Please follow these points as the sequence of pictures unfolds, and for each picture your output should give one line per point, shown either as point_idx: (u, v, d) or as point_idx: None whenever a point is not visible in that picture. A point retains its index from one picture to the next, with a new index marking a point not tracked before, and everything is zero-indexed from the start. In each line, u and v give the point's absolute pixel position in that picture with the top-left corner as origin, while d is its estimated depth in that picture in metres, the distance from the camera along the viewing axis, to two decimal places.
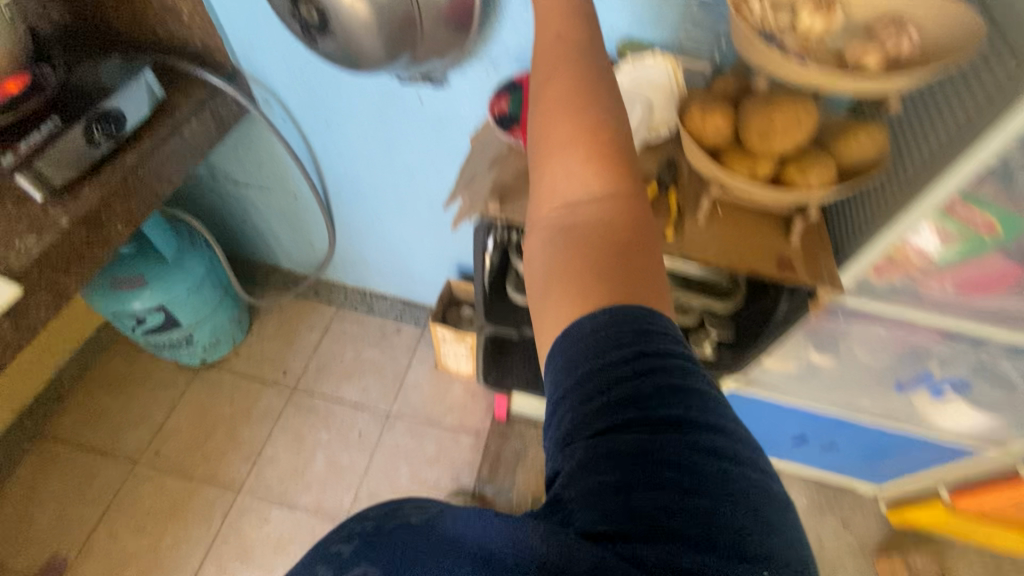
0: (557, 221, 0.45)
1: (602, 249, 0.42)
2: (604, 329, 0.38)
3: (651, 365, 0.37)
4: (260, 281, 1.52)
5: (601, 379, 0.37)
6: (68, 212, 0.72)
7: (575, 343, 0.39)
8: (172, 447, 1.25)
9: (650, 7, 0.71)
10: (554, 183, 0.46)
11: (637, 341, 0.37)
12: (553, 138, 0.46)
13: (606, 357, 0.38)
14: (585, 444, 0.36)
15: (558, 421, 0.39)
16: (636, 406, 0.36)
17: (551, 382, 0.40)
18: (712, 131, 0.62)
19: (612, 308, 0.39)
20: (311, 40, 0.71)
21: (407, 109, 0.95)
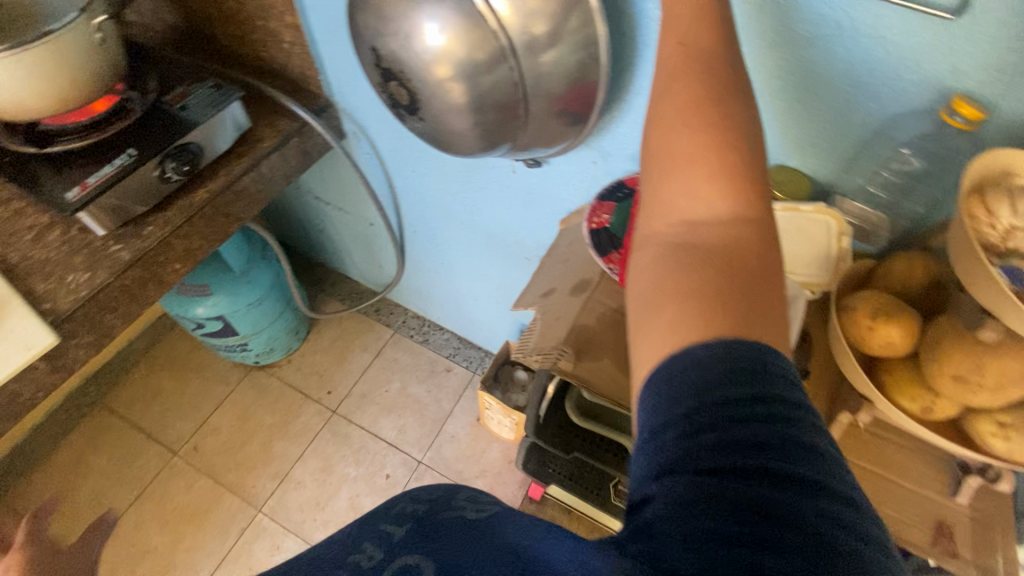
0: (670, 237, 0.35)
1: (721, 272, 0.32)
2: (726, 360, 0.28)
3: (781, 408, 0.27)
4: (327, 289, 1.48)
5: (714, 414, 0.27)
6: (128, 249, 0.70)
7: (681, 373, 0.28)
8: (211, 446, 1.29)
9: (826, 135, 0.54)
10: (670, 197, 0.36)
11: (761, 383, 0.28)
12: (674, 154, 0.36)
13: (724, 392, 0.27)
14: (684, 484, 0.26)
15: (643, 457, 0.28)
16: (757, 453, 0.26)
17: (639, 409, 0.30)
18: (880, 345, 0.46)
19: (731, 338, 0.29)
20: (399, 114, 0.61)
21: (496, 174, 0.84)
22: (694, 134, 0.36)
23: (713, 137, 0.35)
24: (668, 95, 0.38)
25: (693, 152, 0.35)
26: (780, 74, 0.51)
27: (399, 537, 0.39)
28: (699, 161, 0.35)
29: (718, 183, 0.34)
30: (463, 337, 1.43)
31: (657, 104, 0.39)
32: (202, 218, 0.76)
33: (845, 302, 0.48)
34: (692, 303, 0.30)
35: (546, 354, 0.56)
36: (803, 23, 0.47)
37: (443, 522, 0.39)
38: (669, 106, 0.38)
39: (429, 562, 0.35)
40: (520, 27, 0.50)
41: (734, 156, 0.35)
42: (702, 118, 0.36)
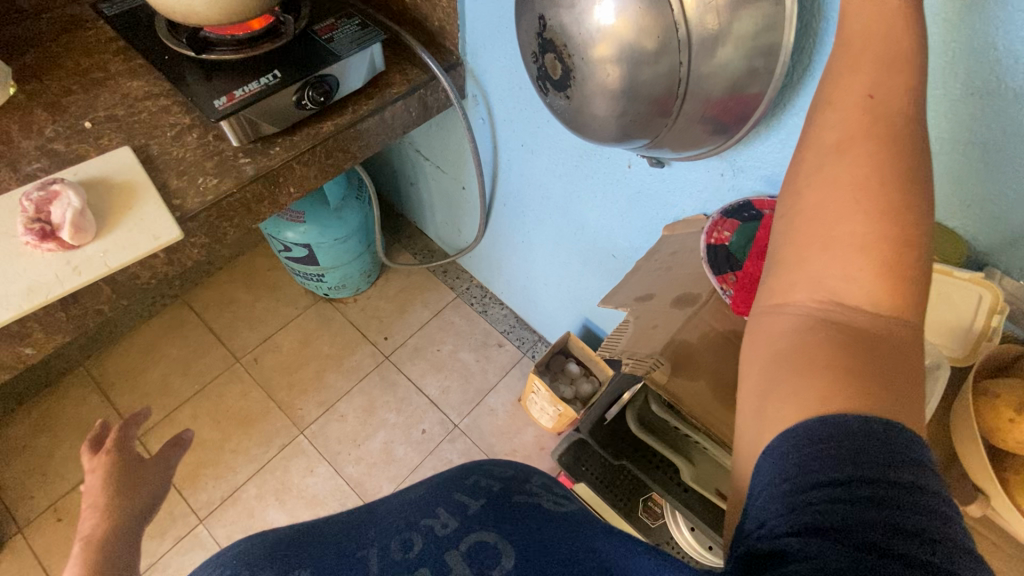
0: (814, 313, 0.33)
1: (872, 368, 0.30)
2: (885, 440, 0.28)
3: (936, 504, 0.27)
4: (402, 240, 1.52)
5: (869, 490, 0.27)
6: (256, 165, 0.73)
7: (835, 437, 0.28)
8: (270, 361, 1.36)
9: (998, 204, 0.49)
10: (818, 271, 0.34)
11: (916, 471, 0.27)
12: (831, 229, 0.33)
13: (880, 471, 0.27)
14: (834, 552, 0.25)
15: (780, 510, 0.28)
16: (911, 542, 0.26)
17: (777, 461, 0.29)
18: (1018, 441, 0.42)
19: (882, 419, 0.28)
20: (542, 89, 0.60)
21: (608, 166, 0.82)
22: (862, 219, 0.32)
23: (895, 181, 0.33)
24: (852, 123, 0.35)
25: (857, 238, 0.32)
26: (965, 127, 0.47)
27: (475, 510, 0.43)
28: (862, 251, 0.32)
29: (881, 279, 0.32)
30: (521, 317, 1.43)
31: (832, 133, 0.35)
32: (323, 149, 0.78)
33: (986, 385, 0.44)
34: (837, 399, 0.29)
35: (639, 360, 0.54)
36: (1014, 77, 0.43)
37: (518, 505, 0.45)
38: (842, 173, 0.34)
39: (510, 545, 0.40)
40: (701, 20, 0.47)
41: (913, 203, 0.32)
42: (885, 158, 0.33)
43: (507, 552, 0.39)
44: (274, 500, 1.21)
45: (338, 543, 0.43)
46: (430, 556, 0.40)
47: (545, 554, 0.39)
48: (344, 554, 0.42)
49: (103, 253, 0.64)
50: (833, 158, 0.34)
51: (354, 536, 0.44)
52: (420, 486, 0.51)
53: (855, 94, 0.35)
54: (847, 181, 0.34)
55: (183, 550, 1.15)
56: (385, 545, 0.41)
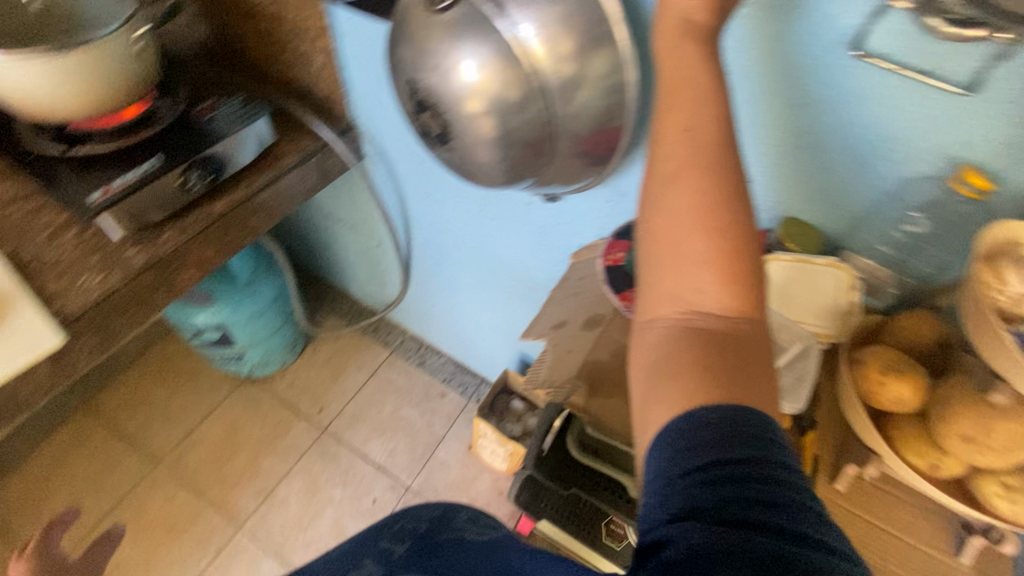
0: (677, 323, 0.36)
1: (728, 370, 0.34)
2: (736, 424, 0.31)
3: (784, 472, 0.31)
4: (326, 305, 1.48)
5: (727, 471, 0.30)
6: (143, 254, 0.70)
7: (696, 429, 0.31)
8: (195, 457, 1.26)
9: (836, 195, 0.56)
10: (674, 285, 0.37)
11: (763, 446, 0.31)
12: (677, 247, 0.37)
13: (734, 452, 0.31)
14: (703, 530, 0.29)
15: (661, 502, 0.31)
16: (764, 509, 0.29)
17: (655, 457, 0.32)
18: (891, 401, 0.47)
19: (736, 406, 0.32)
20: (427, 144, 0.63)
21: (511, 205, 0.86)
22: (700, 235, 0.36)
23: (719, 201, 0.37)
24: (678, 155, 0.39)
25: (697, 249, 0.37)
26: (794, 138, 0.55)
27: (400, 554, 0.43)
28: (706, 264, 0.36)
29: (722, 291, 0.36)
30: (460, 363, 1.42)
31: (666, 162, 0.39)
32: (219, 228, 0.76)
33: (857, 356, 0.49)
34: (702, 398, 0.32)
35: (557, 388, 0.58)
36: (820, 88, 0.51)
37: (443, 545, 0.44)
38: (678, 200, 0.37)
39: None
40: (555, 68, 0.52)
41: (739, 220, 0.37)
42: (710, 183, 0.37)
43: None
44: None
45: None
46: None
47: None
48: None
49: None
50: (672, 180, 0.38)
51: None
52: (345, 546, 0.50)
53: (673, 130, 0.39)
54: (689, 197, 0.37)
55: None
56: None
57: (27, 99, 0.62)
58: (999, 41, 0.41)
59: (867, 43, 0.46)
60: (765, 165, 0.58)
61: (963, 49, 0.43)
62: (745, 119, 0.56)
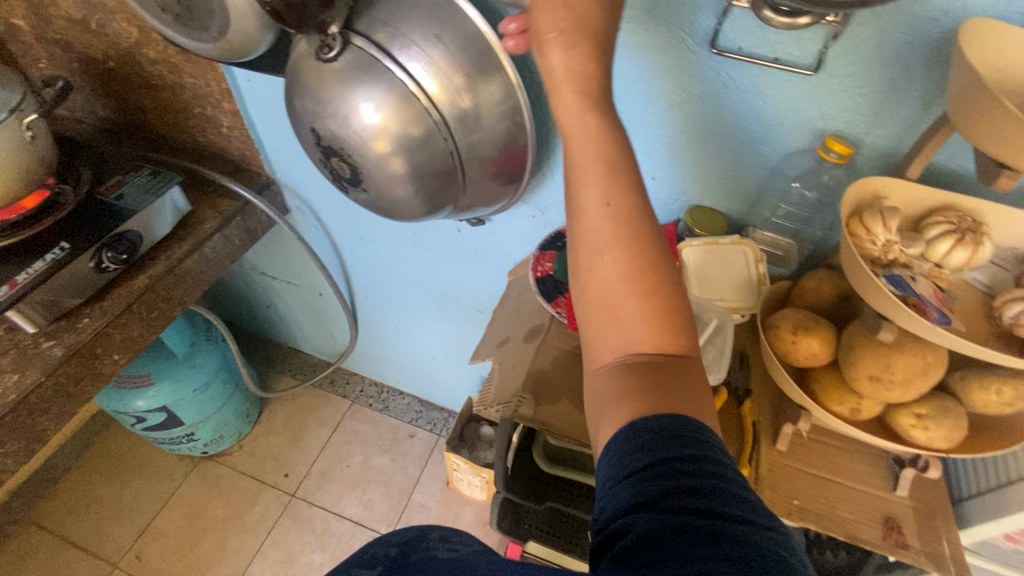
0: (621, 362, 0.38)
1: (680, 406, 0.36)
2: (673, 426, 0.34)
3: (723, 466, 0.33)
4: (277, 366, 1.44)
5: (667, 467, 0.32)
6: (63, 344, 0.67)
7: (636, 433, 0.34)
8: (156, 551, 1.18)
9: (730, 180, 0.61)
10: (613, 327, 0.39)
11: (700, 445, 0.34)
12: (617, 310, 0.38)
13: (672, 451, 0.33)
14: (645, 519, 0.31)
15: (612, 504, 0.33)
16: (702, 498, 0.31)
17: (606, 464, 0.35)
18: (805, 356, 0.51)
19: (676, 416, 0.35)
20: (342, 187, 0.64)
21: (442, 235, 0.87)
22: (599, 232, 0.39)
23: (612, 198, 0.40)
24: (599, 229, 0.39)
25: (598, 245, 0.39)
26: (684, 136, 0.60)
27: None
28: (639, 302, 0.38)
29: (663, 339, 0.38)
30: (424, 399, 1.41)
31: (588, 235, 0.39)
32: (142, 304, 0.74)
33: (770, 321, 0.53)
34: (646, 411, 0.36)
35: (506, 403, 0.58)
36: (694, 86, 0.55)
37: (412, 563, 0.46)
38: (607, 269, 0.38)
39: None
40: (451, 101, 0.55)
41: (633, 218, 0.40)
42: (636, 247, 0.38)
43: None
44: None
45: None
46: None
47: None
48: None
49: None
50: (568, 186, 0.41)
51: None
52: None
53: (594, 207, 0.38)
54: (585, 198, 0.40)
55: None
56: None
57: None
58: (829, 24, 0.46)
59: (722, 40, 0.51)
60: (666, 164, 0.63)
61: (801, 35, 0.48)
62: (637, 122, 0.60)
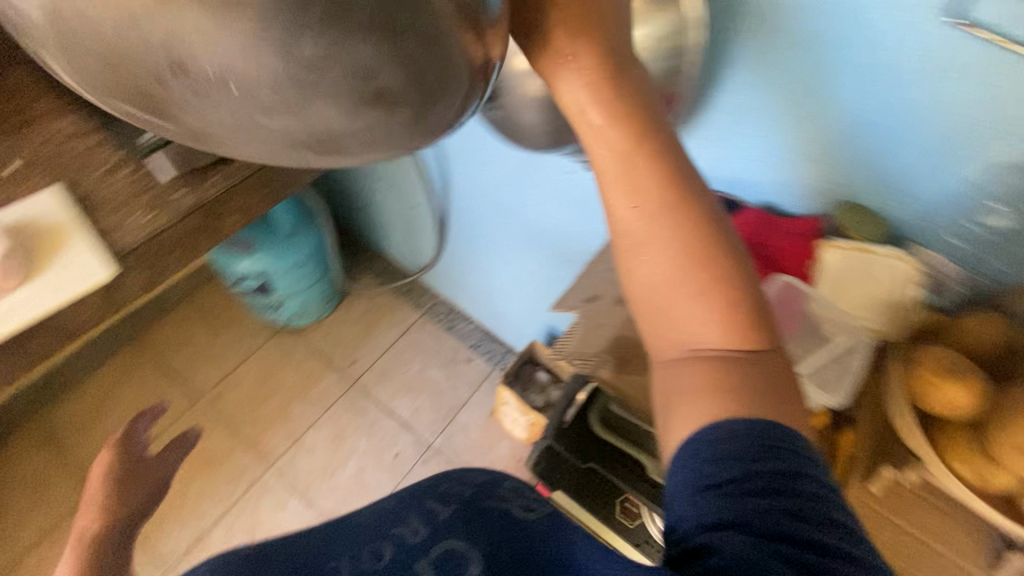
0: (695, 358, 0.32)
1: (753, 406, 0.31)
2: (770, 435, 0.30)
3: (815, 481, 0.29)
4: (361, 263, 1.51)
5: (763, 482, 0.28)
6: (191, 196, 0.71)
7: (725, 437, 0.29)
8: (232, 397, 1.32)
9: (912, 182, 0.52)
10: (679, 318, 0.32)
11: (798, 460, 0.29)
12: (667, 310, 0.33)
13: (770, 464, 0.29)
14: (741, 541, 0.27)
15: (691, 514, 0.29)
16: (804, 524, 0.28)
17: (681, 465, 0.30)
18: (943, 405, 0.44)
19: (771, 423, 0.30)
20: (473, 99, 0.61)
21: (553, 173, 0.83)
22: None
23: None
24: (625, 233, 0.32)
25: None
26: (822, 113, 0.53)
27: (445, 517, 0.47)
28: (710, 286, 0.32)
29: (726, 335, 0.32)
30: (488, 330, 1.43)
31: None
32: (262, 176, 0.78)
33: (912, 355, 0.46)
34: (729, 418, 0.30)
35: (587, 360, 0.57)
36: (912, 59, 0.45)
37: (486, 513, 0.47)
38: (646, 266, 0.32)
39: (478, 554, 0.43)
40: None
41: None
42: None
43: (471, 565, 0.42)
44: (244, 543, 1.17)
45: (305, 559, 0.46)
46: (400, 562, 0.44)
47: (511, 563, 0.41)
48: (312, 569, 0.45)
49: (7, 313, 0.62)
50: None
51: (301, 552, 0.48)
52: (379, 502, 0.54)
53: None
54: None
55: None
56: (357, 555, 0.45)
57: None
58: None
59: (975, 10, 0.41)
60: (795, 137, 0.56)
61: None
62: (820, 89, 0.51)
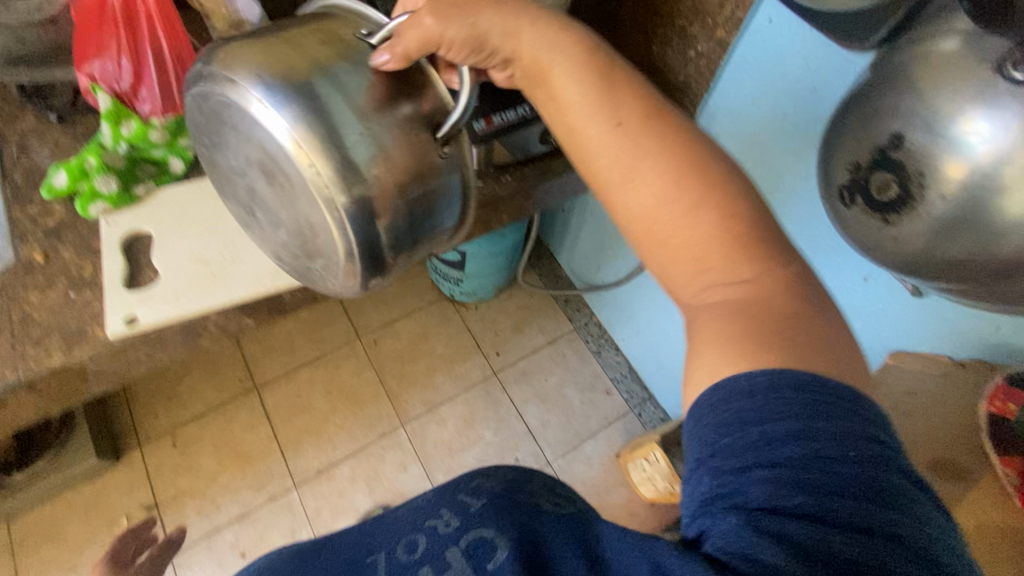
0: (715, 297, 0.41)
1: (767, 342, 0.37)
2: (771, 392, 0.34)
3: (843, 434, 0.33)
4: (532, 260, 1.52)
5: (758, 448, 0.33)
6: (481, 191, 0.73)
7: (728, 401, 0.35)
8: (387, 346, 1.38)
9: None
10: (679, 246, 0.42)
11: (804, 416, 0.33)
12: (671, 247, 0.42)
13: (768, 426, 0.33)
14: (745, 507, 0.33)
15: (702, 486, 0.35)
16: (806, 484, 0.32)
17: (694, 433, 0.36)
18: None
19: (778, 372, 0.35)
20: (838, 199, 0.55)
21: (835, 275, 0.76)
22: None
23: None
24: (658, 215, 0.42)
25: None
26: None
27: (477, 508, 0.46)
28: (703, 219, 0.41)
29: (725, 261, 0.41)
30: (635, 370, 1.39)
31: None
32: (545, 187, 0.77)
33: None
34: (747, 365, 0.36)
35: None
36: None
37: (517, 504, 0.47)
38: (639, 198, 0.43)
39: (504, 540, 0.42)
40: None
41: None
42: None
43: (501, 547, 0.42)
44: (363, 488, 1.22)
45: (348, 552, 0.50)
46: (433, 554, 0.44)
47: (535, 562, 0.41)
48: (354, 562, 0.48)
49: None
50: None
51: (333, 543, 0.53)
52: (419, 496, 0.54)
53: None
54: None
55: (274, 510, 1.18)
56: (393, 548, 0.47)
57: None
58: None
59: None
60: None
61: None
62: None
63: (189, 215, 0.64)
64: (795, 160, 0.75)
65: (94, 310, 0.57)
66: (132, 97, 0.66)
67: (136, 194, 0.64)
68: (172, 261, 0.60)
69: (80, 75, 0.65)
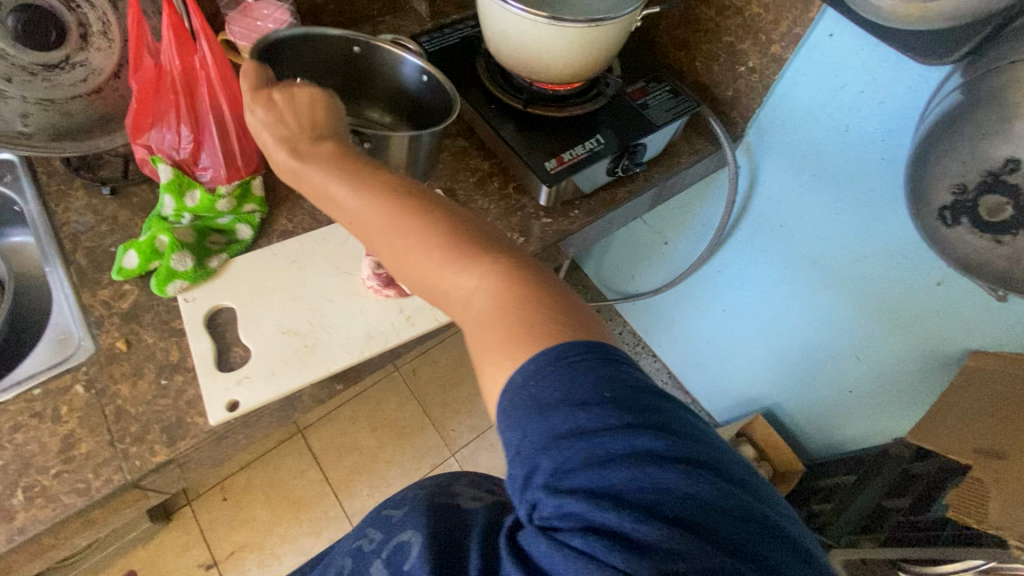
0: (482, 303, 0.40)
1: (506, 333, 0.38)
2: (544, 368, 0.35)
3: (605, 381, 0.34)
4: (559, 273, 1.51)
5: (548, 422, 0.33)
6: (551, 228, 0.72)
7: (520, 389, 0.35)
8: (426, 375, 1.36)
9: None
10: (435, 264, 0.42)
11: (575, 379, 0.34)
12: (430, 270, 0.42)
13: (550, 400, 0.34)
14: (552, 483, 0.32)
15: (518, 476, 0.34)
16: (592, 441, 0.32)
17: (503, 432, 0.36)
18: None
19: (543, 356, 0.36)
20: (932, 217, 0.56)
21: (906, 283, 0.76)
22: None
23: None
24: (404, 244, 0.43)
25: None
26: None
27: (396, 517, 0.52)
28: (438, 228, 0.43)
29: (473, 265, 0.41)
30: (676, 375, 1.33)
31: None
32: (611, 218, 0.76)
33: None
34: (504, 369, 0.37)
35: None
36: None
37: (437, 504, 0.51)
38: (385, 224, 0.43)
39: (417, 534, 0.46)
40: None
41: None
42: None
43: (416, 542, 0.45)
44: None
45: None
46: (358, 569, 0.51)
47: (452, 545, 0.44)
48: None
49: (393, 325, 0.62)
50: None
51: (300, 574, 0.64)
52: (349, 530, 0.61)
53: None
54: None
55: None
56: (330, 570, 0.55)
57: (536, 51, 0.65)
58: None
59: None
60: None
61: None
62: None
63: (267, 284, 0.61)
64: (859, 167, 0.74)
65: (189, 397, 0.55)
66: (192, 164, 0.64)
67: (211, 268, 0.61)
68: (263, 336, 0.58)
69: (137, 147, 0.63)
